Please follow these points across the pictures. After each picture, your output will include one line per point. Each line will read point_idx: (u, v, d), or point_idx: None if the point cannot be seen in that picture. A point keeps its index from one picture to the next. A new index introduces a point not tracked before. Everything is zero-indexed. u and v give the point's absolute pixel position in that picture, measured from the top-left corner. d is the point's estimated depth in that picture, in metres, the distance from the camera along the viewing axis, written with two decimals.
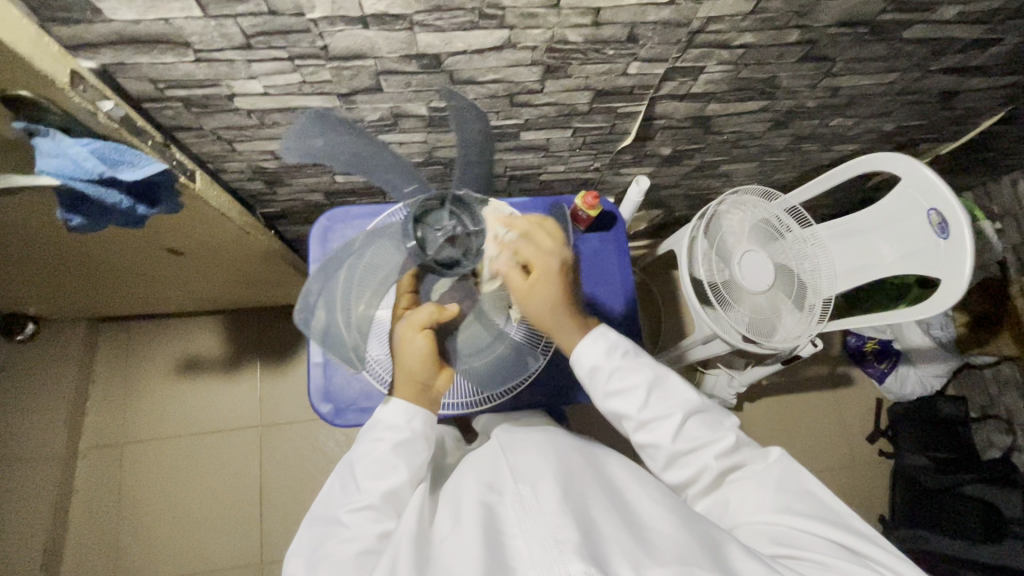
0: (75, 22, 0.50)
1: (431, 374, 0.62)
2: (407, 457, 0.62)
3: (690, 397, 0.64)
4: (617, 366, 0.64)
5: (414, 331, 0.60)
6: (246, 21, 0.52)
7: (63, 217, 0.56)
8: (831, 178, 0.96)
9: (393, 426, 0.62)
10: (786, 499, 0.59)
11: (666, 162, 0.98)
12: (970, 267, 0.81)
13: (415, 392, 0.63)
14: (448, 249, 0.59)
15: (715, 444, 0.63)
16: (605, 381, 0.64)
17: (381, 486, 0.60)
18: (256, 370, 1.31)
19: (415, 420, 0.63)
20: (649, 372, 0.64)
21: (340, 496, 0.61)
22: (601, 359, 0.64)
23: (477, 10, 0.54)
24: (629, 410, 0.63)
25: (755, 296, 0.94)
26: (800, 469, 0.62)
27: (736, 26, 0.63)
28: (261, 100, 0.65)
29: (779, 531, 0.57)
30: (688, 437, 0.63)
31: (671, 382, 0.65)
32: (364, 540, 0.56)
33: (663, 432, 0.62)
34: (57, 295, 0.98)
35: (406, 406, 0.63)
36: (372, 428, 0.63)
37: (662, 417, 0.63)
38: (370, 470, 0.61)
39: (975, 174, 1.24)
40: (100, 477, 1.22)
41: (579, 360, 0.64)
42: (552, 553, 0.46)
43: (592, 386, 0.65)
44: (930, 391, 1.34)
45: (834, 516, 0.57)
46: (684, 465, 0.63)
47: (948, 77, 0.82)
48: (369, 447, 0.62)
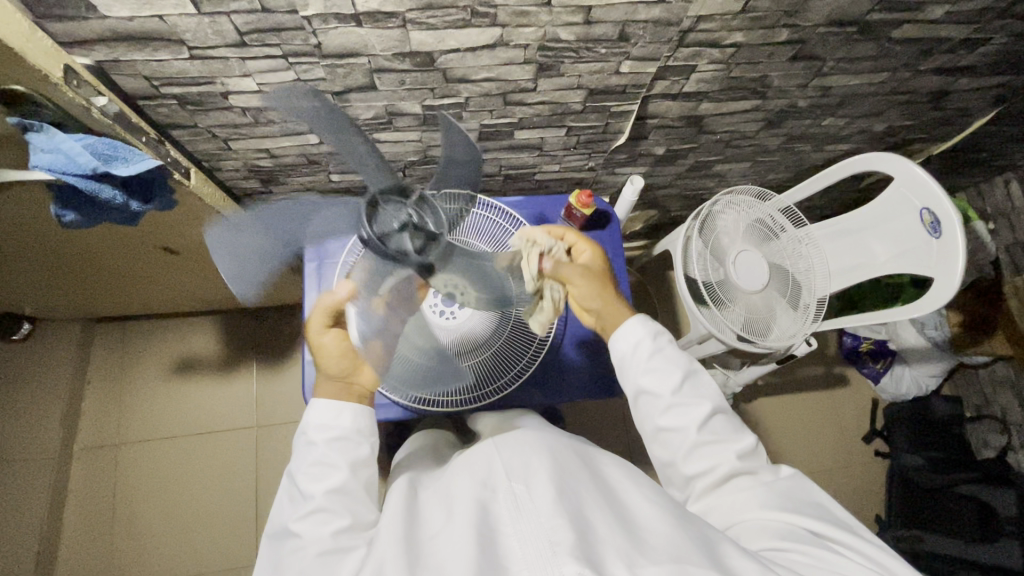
0: (69, 18, 0.50)
1: (352, 370, 0.65)
2: (343, 454, 0.62)
3: (719, 395, 0.66)
4: (657, 350, 0.67)
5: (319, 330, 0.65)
6: (240, 18, 0.53)
7: (57, 213, 0.57)
8: (824, 178, 0.96)
9: (325, 424, 0.63)
10: (794, 504, 0.59)
11: (659, 162, 0.99)
12: (962, 264, 0.82)
13: (337, 388, 0.65)
14: (405, 239, 0.54)
15: (737, 443, 0.64)
16: (644, 358, 0.66)
17: (322, 487, 0.59)
18: (251, 371, 1.31)
19: (343, 416, 0.64)
20: (685, 362, 0.66)
21: (293, 505, 0.60)
22: (646, 336, 0.67)
23: (469, 7, 0.55)
24: (661, 390, 0.65)
25: (750, 295, 0.95)
26: (811, 484, 0.62)
27: (726, 25, 0.63)
28: (256, 98, 0.65)
29: (784, 528, 0.56)
30: (712, 430, 0.64)
31: (702, 377, 0.67)
32: (321, 542, 0.55)
33: (690, 418, 0.63)
34: (53, 294, 0.98)
35: (332, 404, 0.64)
36: (305, 431, 0.64)
37: (691, 404, 0.64)
38: (310, 474, 0.60)
39: (968, 174, 1.24)
40: (92, 477, 1.21)
41: (625, 338, 0.68)
42: (546, 555, 0.46)
43: (628, 364, 0.67)
44: (924, 391, 1.33)
45: (839, 524, 0.57)
46: (702, 456, 0.63)
47: (939, 77, 0.82)
48: (304, 451, 0.62)
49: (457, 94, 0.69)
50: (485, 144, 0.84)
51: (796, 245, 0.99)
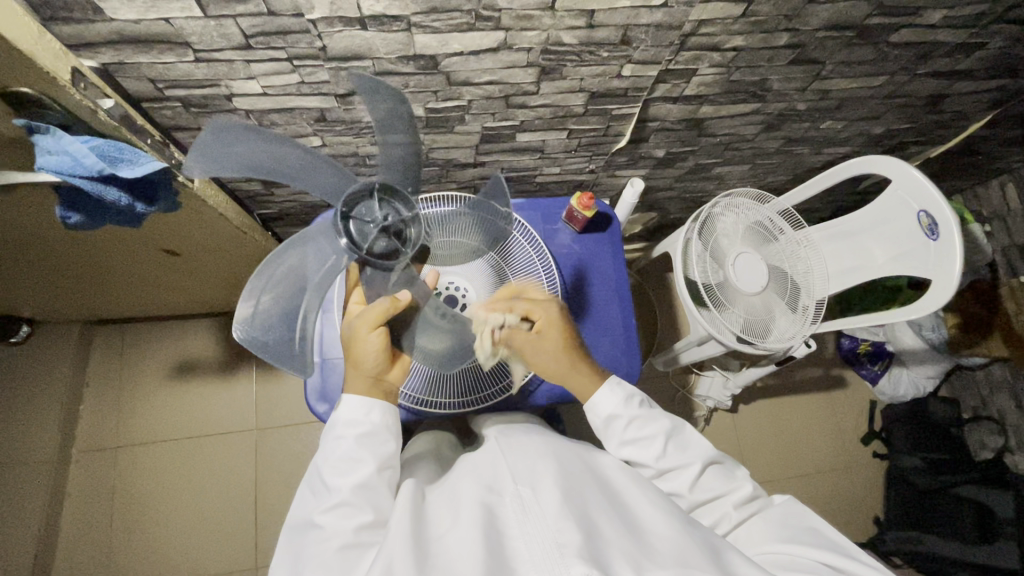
0: (76, 21, 0.51)
1: (383, 368, 0.63)
2: (371, 449, 0.62)
3: (708, 448, 0.67)
4: (634, 415, 0.67)
5: (367, 329, 0.60)
6: (246, 21, 0.53)
7: (62, 215, 0.57)
8: (822, 181, 0.97)
9: (353, 420, 0.63)
10: (792, 533, 0.59)
11: (660, 164, 0.99)
12: (959, 266, 0.82)
13: (368, 384, 0.63)
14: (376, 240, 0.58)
15: (733, 495, 0.64)
16: (621, 430, 0.66)
17: (350, 481, 0.59)
18: (251, 373, 1.30)
19: (373, 412, 0.63)
20: (666, 422, 0.67)
21: (316, 500, 0.60)
22: (620, 408, 0.66)
23: (473, 11, 0.55)
24: (645, 458, 0.65)
25: (749, 297, 0.95)
26: (806, 510, 0.62)
27: (727, 29, 0.64)
28: (260, 101, 0.66)
29: (785, 559, 0.56)
30: (705, 488, 0.65)
31: (687, 432, 0.68)
32: (343, 536, 0.55)
33: (680, 482, 0.65)
34: (52, 296, 0.98)
35: (361, 400, 0.63)
36: (333, 427, 0.63)
37: (680, 467, 0.65)
38: (336, 468, 0.60)
39: (964, 177, 1.26)
40: (92, 480, 1.21)
41: (598, 409, 0.67)
42: (553, 555, 0.46)
43: (608, 433, 0.67)
44: (923, 392, 1.35)
45: (839, 548, 0.56)
46: (701, 515, 0.64)
47: (936, 80, 0.83)
48: (331, 446, 0.62)
49: (460, 96, 0.69)
50: (487, 146, 0.84)
51: (795, 247, 1.00)
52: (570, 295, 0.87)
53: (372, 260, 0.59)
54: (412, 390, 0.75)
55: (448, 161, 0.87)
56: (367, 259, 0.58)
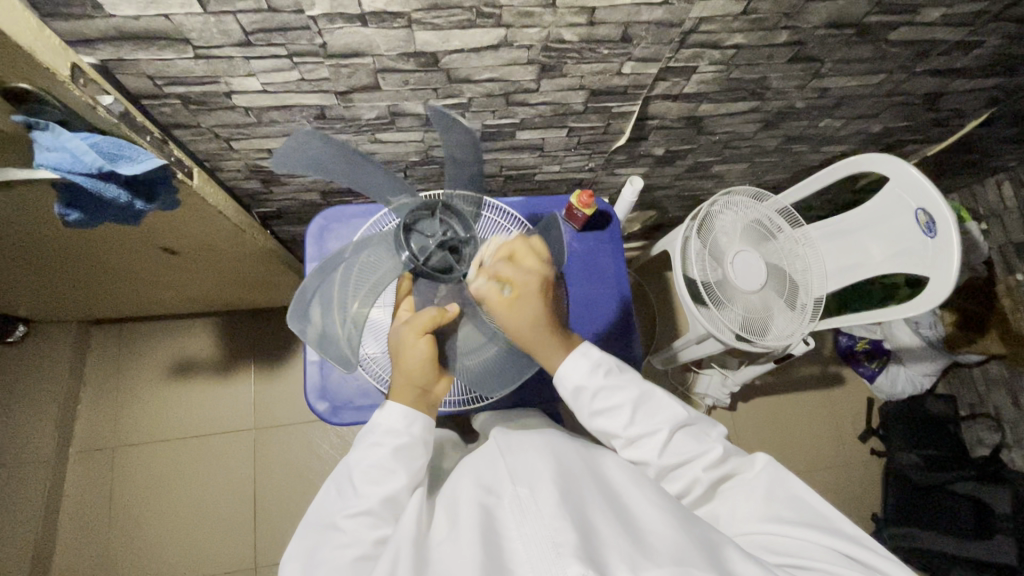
0: (75, 17, 0.50)
1: (431, 380, 0.62)
2: (406, 462, 0.61)
3: (677, 411, 0.65)
4: (602, 385, 0.64)
5: (415, 336, 0.60)
6: (246, 17, 0.53)
7: (60, 212, 0.57)
8: (821, 179, 0.97)
9: (393, 430, 0.62)
10: (777, 508, 0.59)
11: (659, 163, 0.99)
12: (957, 264, 0.83)
13: (415, 395, 0.63)
14: (437, 255, 0.61)
15: (702, 457, 0.63)
16: (590, 401, 0.64)
17: (379, 491, 0.58)
18: (250, 373, 1.30)
19: (415, 424, 0.62)
20: (634, 390, 0.65)
21: (339, 501, 0.59)
22: (587, 378, 0.64)
23: (474, 8, 0.55)
24: (616, 427, 0.64)
25: (748, 295, 0.95)
26: (786, 472, 0.62)
27: (727, 27, 0.64)
28: (259, 98, 0.66)
29: (777, 541, 0.57)
30: (675, 452, 0.63)
31: (656, 398, 0.65)
32: (362, 546, 0.55)
33: (652, 449, 0.63)
34: (50, 295, 0.97)
35: (406, 410, 0.62)
36: (370, 432, 0.62)
37: (648, 434, 0.63)
38: (368, 474, 0.59)
39: (961, 176, 1.26)
40: (90, 479, 1.20)
41: (565, 381, 0.64)
42: (550, 557, 0.46)
43: (577, 405, 0.65)
44: (920, 390, 1.35)
45: (825, 523, 0.57)
46: (675, 478, 0.64)
47: (933, 79, 0.84)
48: (366, 452, 0.61)
49: (460, 94, 0.69)
50: (487, 144, 0.84)
51: (793, 245, 1.00)
52: (570, 294, 0.87)
53: (427, 273, 0.61)
54: None
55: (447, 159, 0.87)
56: (423, 271, 0.60)
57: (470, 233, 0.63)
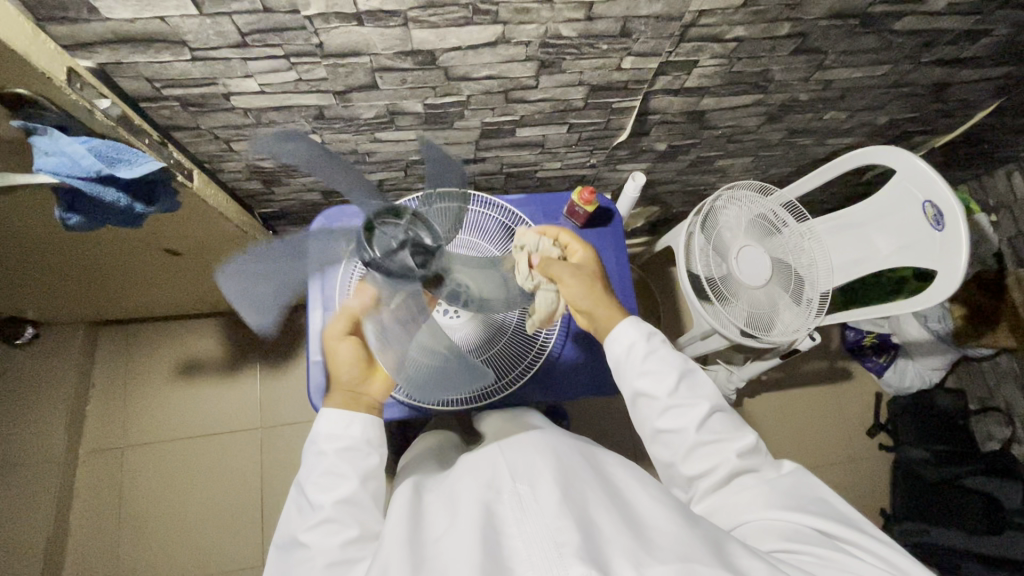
0: (70, 20, 0.50)
1: (360, 380, 0.66)
2: (353, 464, 0.62)
3: (715, 393, 0.66)
4: (653, 351, 0.67)
5: (337, 339, 0.66)
6: (242, 18, 0.53)
7: (61, 217, 0.57)
8: (826, 173, 0.96)
9: (333, 435, 0.64)
10: (799, 502, 0.58)
11: (661, 158, 0.99)
12: (965, 256, 0.81)
13: (349, 399, 0.66)
14: (404, 258, 0.55)
15: (734, 442, 0.63)
16: (640, 361, 0.66)
17: (333, 496, 0.59)
18: (255, 372, 1.31)
19: (353, 426, 0.64)
20: (680, 361, 0.66)
21: (300, 516, 0.60)
22: (640, 338, 0.67)
23: (471, 5, 0.54)
24: (657, 390, 0.64)
25: (753, 290, 0.94)
26: (813, 479, 0.62)
27: (728, 20, 0.63)
28: (258, 99, 0.66)
29: (791, 530, 0.56)
30: (709, 429, 0.63)
31: (698, 376, 0.67)
32: (329, 553, 0.54)
33: (688, 419, 0.63)
34: (54, 298, 0.98)
35: (340, 413, 0.65)
36: (314, 443, 0.64)
37: (689, 405, 0.63)
38: (321, 483, 0.60)
39: (969, 167, 1.24)
40: (100, 479, 1.21)
41: (618, 340, 0.67)
42: (552, 556, 0.45)
43: (625, 365, 0.67)
44: (929, 383, 1.35)
45: (845, 520, 0.56)
46: (703, 456, 0.63)
47: (940, 68, 0.82)
48: (315, 461, 0.62)
49: (459, 92, 0.69)
50: (487, 142, 0.84)
51: (798, 240, 0.99)
52: None
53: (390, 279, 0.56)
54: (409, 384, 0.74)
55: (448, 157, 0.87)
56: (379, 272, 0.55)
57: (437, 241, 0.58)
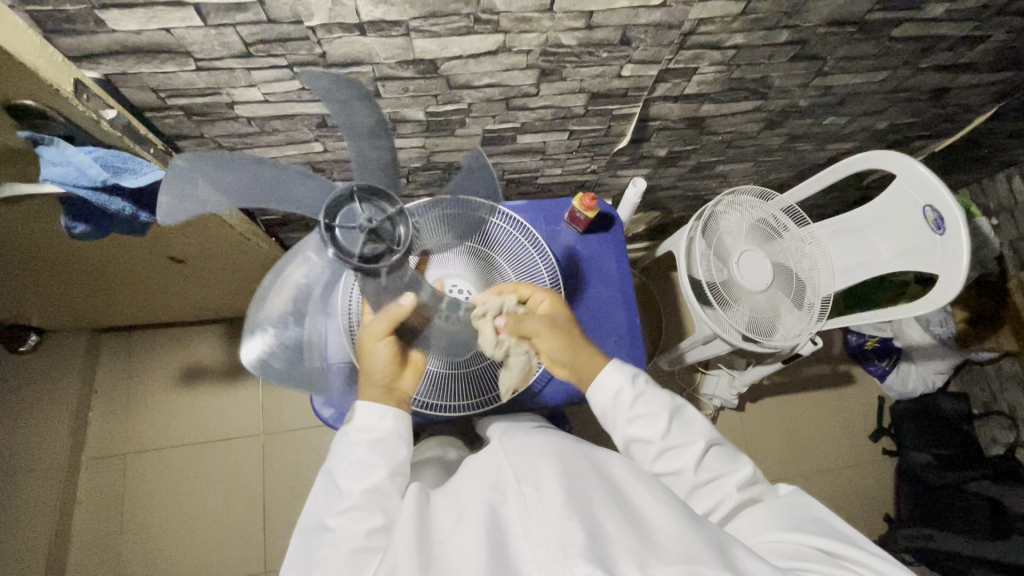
0: (77, 32, 0.51)
1: (393, 377, 0.65)
2: (384, 455, 0.63)
3: (708, 430, 0.67)
4: (642, 393, 0.68)
5: (376, 339, 0.63)
6: (246, 29, 0.53)
7: (67, 225, 0.58)
8: (827, 177, 0.97)
9: (366, 426, 0.64)
10: (798, 521, 0.58)
11: (661, 163, 0.99)
12: (966, 260, 0.82)
13: (383, 392, 0.65)
14: (372, 243, 0.54)
15: (733, 475, 0.64)
16: (629, 406, 0.67)
17: (361, 485, 0.60)
18: (258, 378, 1.31)
19: (386, 418, 0.64)
20: (669, 401, 0.68)
21: (327, 502, 0.61)
22: (626, 383, 0.68)
23: (472, 15, 0.55)
24: (651, 435, 0.65)
25: (754, 295, 0.94)
26: (812, 500, 0.62)
27: (727, 27, 0.64)
28: (261, 108, 0.66)
29: (792, 548, 0.56)
30: (705, 467, 0.65)
31: (688, 413, 0.68)
32: (354, 539, 0.56)
33: (684, 460, 0.64)
34: (58, 305, 0.99)
35: (374, 407, 0.64)
36: (346, 433, 0.65)
37: (683, 445, 0.65)
38: (349, 472, 0.62)
39: (969, 171, 1.25)
40: (103, 485, 1.22)
41: (604, 387, 0.68)
42: (557, 556, 0.46)
43: (614, 414, 0.68)
44: (931, 387, 1.34)
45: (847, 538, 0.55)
46: (704, 496, 0.64)
47: (938, 74, 0.83)
48: (345, 452, 0.63)
49: (460, 100, 0.70)
50: (488, 149, 0.84)
51: (799, 244, 0.99)
52: (572, 296, 0.87)
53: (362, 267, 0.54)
54: (422, 393, 0.75)
55: (449, 164, 0.87)
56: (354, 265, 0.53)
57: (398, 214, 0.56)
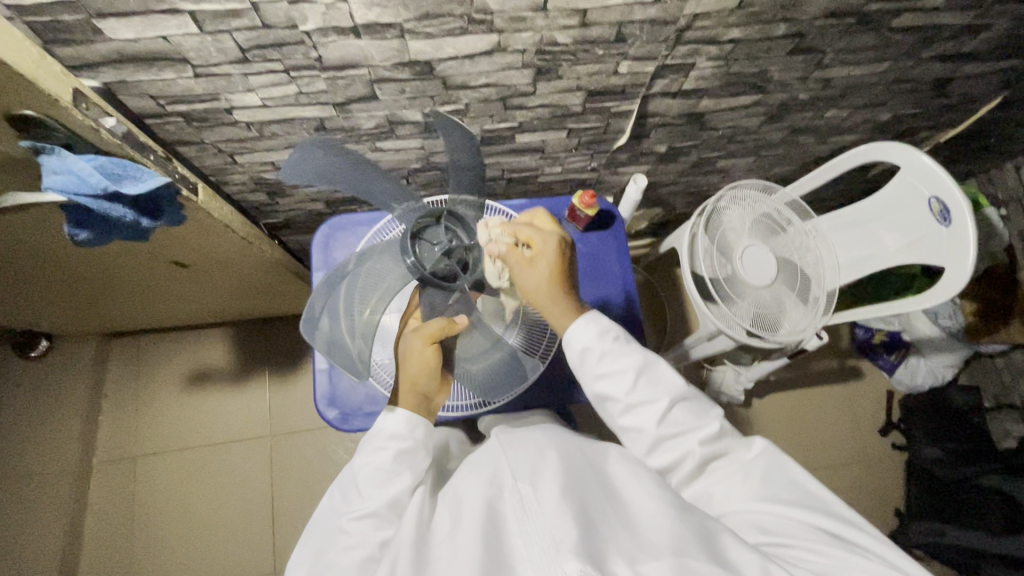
0: (76, 42, 0.52)
1: (433, 386, 0.64)
2: (410, 465, 0.61)
3: (678, 383, 0.63)
4: (608, 350, 0.63)
5: (422, 343, 0.61)
6: (242, 35, 0.54)
7: (70, 233, 0.59)
8: (829, 171, 0.96)
9: (396, 435, 0.62)
10: (772, 489, 0.58)
11: (662, 160, 0.99)
12: (973, 252, 0.80)
13: (416, 401, 0.64)
14: (447, 263, 0.62)
15: (699, 431, 0.62)
16: (594, 363, 0.63)
17: (385, 496, 0.58)
18: (265, 380, 1.32)
19: (417, 429, 0.62)
20: (638, 357, 0.63)
21: (345, 505, 0.60)
22: (594, 341, 0.62)
23: (466, 15, 0.55)
24: (616, 392, 0.62)
25: (758, 290, 0.94)
26: (785, 456, 0.61)
27: (723, 22, 0.63)
28: (259, 113, 0.67)
29: (765, 518, 0.56)
30: (671, 423, 0.62)
31: (660, 367, 0.64)
32: (368, 547, 0.55)
33: (649, 417, 0.62)
34: (66, 311, 1.00)
35: (408, 415, 0.62)
36: (373, 437, 0.62)
37: (648, 402, 0.62)
38: (371, 478, 0.59)
39: (976, 161, 1.23)
40: (114, 489, 1.23)
41: (571, 342, 0.63)
42: (549, 553, 0.45)
43: (581, 367, 0.64)
44: (942, 381, 1.31)
45: (820, 504, 0.56)
46: (666, 450, 0.63)
47: (941, 64, 0.82)
48: (371, 456, 0.61)
49: (458, 100, 0.70)
50: (487, 148, 0.84)
51: (803, 238, 0.98)
52: None
53: (432, 281, 0.62)
54: None
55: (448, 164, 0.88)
56: (429, 279, 0.61)
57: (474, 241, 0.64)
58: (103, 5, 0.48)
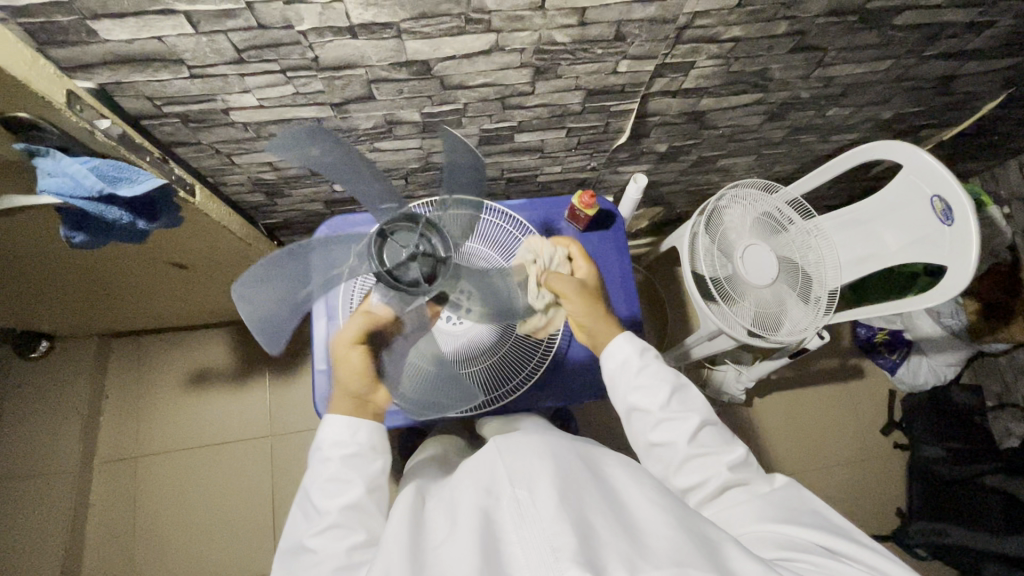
0: (71, 43, 0.51)
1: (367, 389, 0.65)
2: (359, 470, 0.63)
3: (707, 409, 0.66)
4: (647, 366, 0.68)
5: (346, 346, 0.63)
6: (237, 36, 0.53)
7: (67, 235, 0.59)
8: (833, 168, 0.95)
9: (340, 442, 0.64)
10: (789, 513, 0.58)
11: (662, 159, 0.98)
12: (976, 254, 0.80)
13: (354, 404, 0.66)
14: (414, 267, 0.57)
15: (725, 456, 0.63)
16: (633, 376, 0.67)
17: (339, 503, 0.59)
18: (265, 380, 1.32)
19: (359, 432, 0.65)
20: (674, 377, 0.67)
21: (306, 523, 0.60)
22: (635, 355, 0.68)
23: (463, 15, 0.55)
24: (650, 405, 0.65)
25: (760, 289, 0.93)
26: (804, 489, 0.61)
27: (724, 20, 0.63)
28: (256, 113, 0.66)
29: (783, 537, 0.55)
30: (700, 444, 0.64)
31: (691, 392, 0.67)
32: (337, 558, 0.55)
33: (679, 433, 0.64)
34: (66, 312, 1.00)
35: (346, 419, 0.65)
36: (319, 448, 0.64)
37: (679, 419, 0.64)
38: (327, 489, 0.61)
39: (979, 159, 1.22)
40: (113, 488, 1.23)
41: (614, 356, 0.68)
42: (548, 560, 0.45)
43: (618, 381, 0.68)
44: (943, 381, 1.31)
45: (838, 529, 0.55)
46: (692, 471, 0.63)
47: (944, 62, 0.81)
48: (322, 468, 0.63)
49: (456, 100, 0.69)
50: (487, 148, 0.84)
51: (804, 237, 0.97)
52: None
53: (389, 279, 0.56)
54: None
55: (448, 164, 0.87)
56: (387, 278, 0.56)
57: (448, 251, 0.59)
58: (97, 7, 0.48)
